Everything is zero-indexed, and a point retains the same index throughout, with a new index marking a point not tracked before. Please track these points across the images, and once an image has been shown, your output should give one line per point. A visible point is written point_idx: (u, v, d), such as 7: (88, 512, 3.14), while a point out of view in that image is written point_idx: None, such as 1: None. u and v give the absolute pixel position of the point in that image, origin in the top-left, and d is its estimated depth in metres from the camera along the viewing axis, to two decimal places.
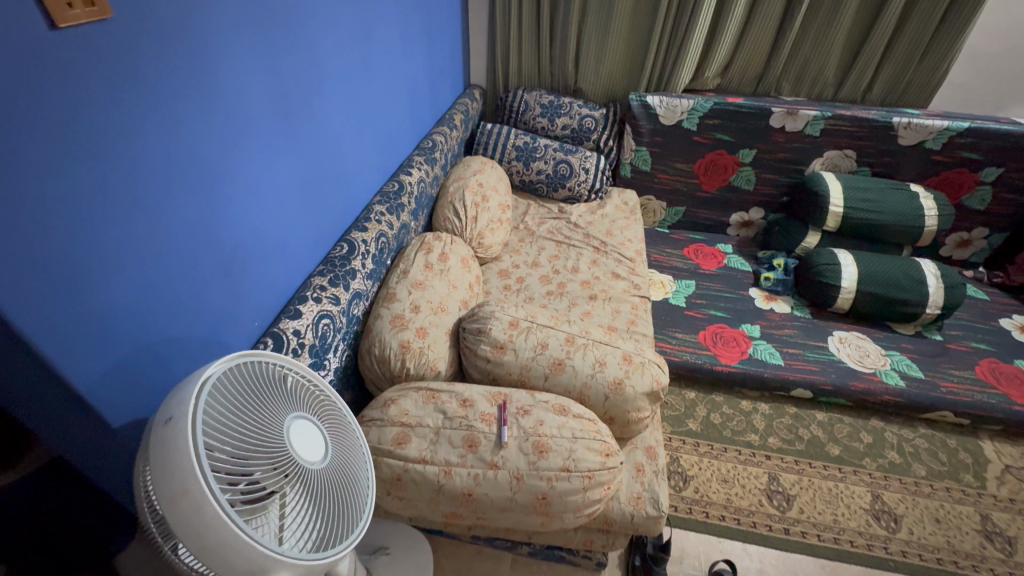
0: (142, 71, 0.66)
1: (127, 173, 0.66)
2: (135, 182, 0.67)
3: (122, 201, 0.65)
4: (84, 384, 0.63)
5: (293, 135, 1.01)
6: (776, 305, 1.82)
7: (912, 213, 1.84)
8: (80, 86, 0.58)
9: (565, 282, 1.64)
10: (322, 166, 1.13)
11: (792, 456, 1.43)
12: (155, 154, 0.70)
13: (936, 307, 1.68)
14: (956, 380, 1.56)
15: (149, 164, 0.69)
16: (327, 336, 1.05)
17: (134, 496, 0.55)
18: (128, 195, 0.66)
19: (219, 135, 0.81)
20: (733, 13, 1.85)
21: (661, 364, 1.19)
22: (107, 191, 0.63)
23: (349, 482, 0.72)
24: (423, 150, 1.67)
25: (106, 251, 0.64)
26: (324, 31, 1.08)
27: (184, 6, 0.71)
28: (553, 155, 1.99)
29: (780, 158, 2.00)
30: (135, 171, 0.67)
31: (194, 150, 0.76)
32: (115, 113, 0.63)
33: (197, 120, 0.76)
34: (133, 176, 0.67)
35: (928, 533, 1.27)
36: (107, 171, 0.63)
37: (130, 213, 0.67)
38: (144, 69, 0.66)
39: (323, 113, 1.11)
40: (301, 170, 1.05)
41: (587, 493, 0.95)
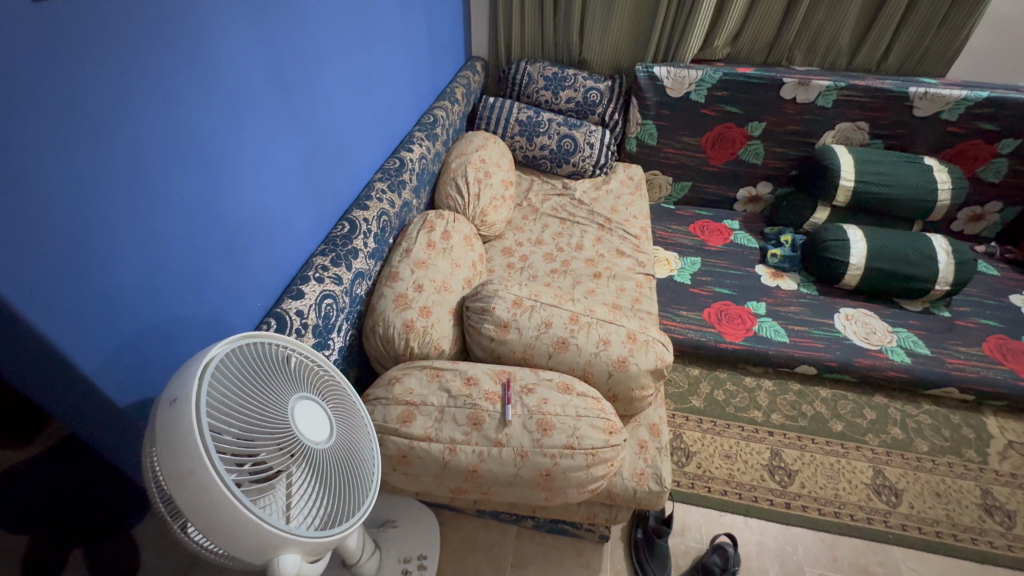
0: (136, 45, 0.64)
1: (124, 152, 0.64)
2: (133, 162, 0.65)
3: (119, 181, 0.64)
4: (90, 364, 0.63)
5: (292, 113, 0.99)
6: (783, 282, 1.81)
7: (925, 187, 1.80)
8: (73, 62, 0.56)
9: (569, 260, 1.63)
10: (322, 143, 1.11)
11: (795, 432, 1.44)
12: (153, 133, 0.68)
13: (946, 283, 1.66)
14: (962, 356, 1.55)
15: (148, 143, 0.67)
16: (331, 316, 1.05)
17: (142, 476, 0.56)
18: (127, 176, 0.65)
19: (217, 113, 0.79)
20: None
21: (665, 342, 1.19)
22: (105, 171, 0.62)
23: (355, 461, 0.73)
24: (424, 125, 1.63)
25: (107, 234, 0.63)
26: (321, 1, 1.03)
27: None
28: (557, 129, 1.95)
29: (790, 130, 1.94)
30: (133, 151, 0.65)
31: (192, 128, 0.74)
32: (111, 91, 0.61)
33: (195, 97, 0.74)
34: (131, 156, 0.65)
35: (929, 507, 1.28)
36: (104, 151, 0.61)
37: (129, 193, 0.65)
38: (138, 43, 0.64)
39: (322, 88, 1.07)
40: (301, 148, 1.03)
41: (590, 469, 0.96)
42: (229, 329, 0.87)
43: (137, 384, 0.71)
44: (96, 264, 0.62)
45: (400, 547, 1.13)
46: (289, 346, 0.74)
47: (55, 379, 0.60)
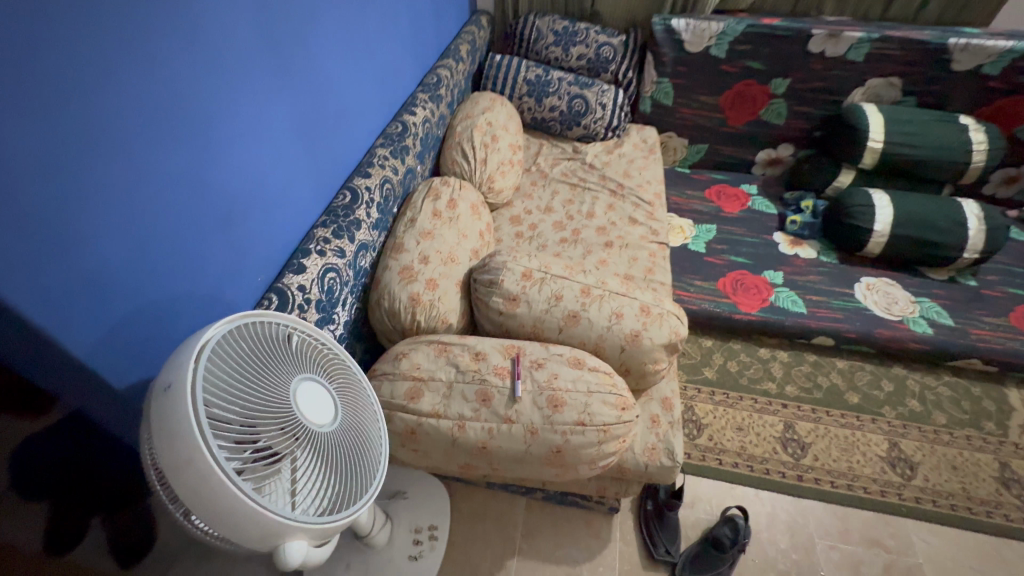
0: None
1: (106, 119, 0.59)
2: (117, 130, 0.60)
3: (103, 152, 0.59)
4: (82, 348, 0.60)
5: (287, 75, 0.92)
6: (802, 250, 1.74)
7: (958, 149, 1.69)
8: (38, 21, 0.50)
9: (580, 228, 1.57)
10: (321, 107, 1.04)
11: (809, 404, 1.41)
12: (138, 98, 0.63)
13: (975, 251, 1.59)
14: (986, 327, 1.49)
15: (132, 109, 0.62)
16: (335, 291, 1.01)
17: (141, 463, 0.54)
18: (111, 146, 0.60)
19: (207, 75, 0.73)
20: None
21: (680, 315, 1.15)
22: (85, 140, 0.57)
23: (362, 443, 0.71)
24: (427, 86, 1.55)
25: (92, 211, 0.59)
26: None
27: None
28: (568, 89, 1.85)
29: (816, 88, 1.82)
30: (115, 117, 0.60)
31: (179, 92, 0.69)
32: (86, 51, 0.56)
33: (180, 57, 0.68)
34: (114, 124, 0.60)
35: (944, 480, 1.26)
36: (83, 117, 0.56)
37: (114, 165, 0.61)
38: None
39: (317, 46, 1.00)
40: (297, 113, 0.96)
41: (602, 446, 0.95)
42: (228, 306, 0.84)
43: (134, 365, 0.69)
44: (85, 241, 0.58)
45: (410, 517, 1.14)
46: (291, 324, 0.71)
47: (48, 363, 0.58)
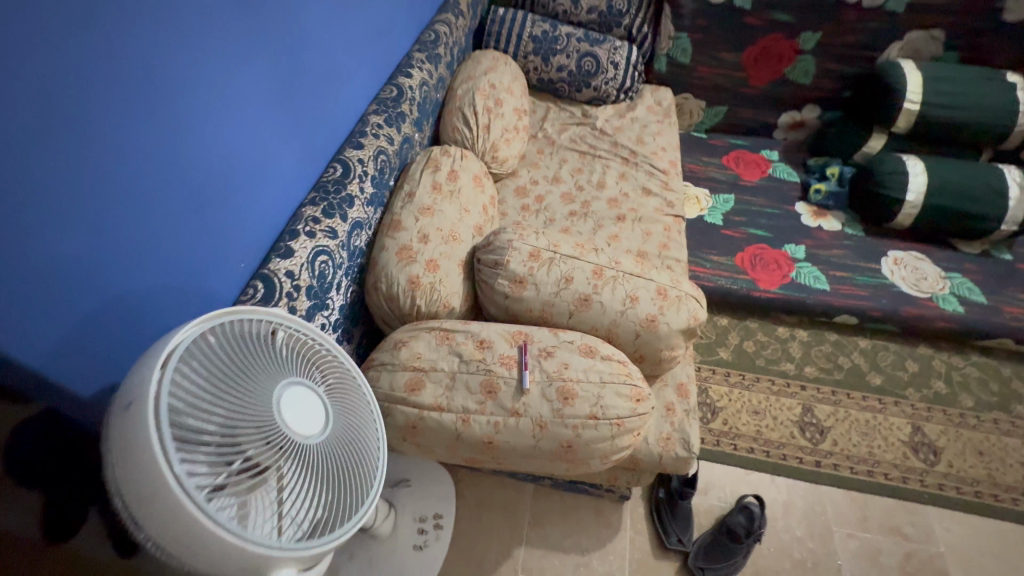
0: None
1: (35, 85, 0.50)
2: (52, 99, 0.52)
3: (34, 124, 0.50)
4: (31, 355, 0.54)
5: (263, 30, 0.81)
6: (825, 222, 1.63)
7: (1003, 110, 1.56)
8: None
9: (590, 200, 1.47)
10: (305, 69, 0.93)
11: (829, 386, 1.35)
12: (76, 59, 0.53)
13: (1014, 223, 1.48)
14: (1020, 305, 1.41)
15: (69, 73, 0.53)
16: (327, 275, 0.94)
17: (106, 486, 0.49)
18: (44, 118, 0.51)
19: (163, 31, 0.63)
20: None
21: (699, 297, 1.07)
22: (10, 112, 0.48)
23: (356, 448, 0.65)
24: (424, 44, 1.41)
25: (26, 202, 0.51)
26: None
27: None
28: (577, 46, 1.70)
29: (849, 42, 1.67)
30: (48, 84, 0.51)
31: (131, 52, 0.59)
32: (3, 1, 0.46)
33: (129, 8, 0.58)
34: (46, 90, 0.51)
35: (970, 466, 1.21)
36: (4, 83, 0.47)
37: (50, 141, 0.52)
38: None
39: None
40: (277, 75, 0.86)
41: (615, 440, 0.89)
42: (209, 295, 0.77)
43: (102, 368, 0.62)
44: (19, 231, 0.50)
45: (415, 504, 1.11)
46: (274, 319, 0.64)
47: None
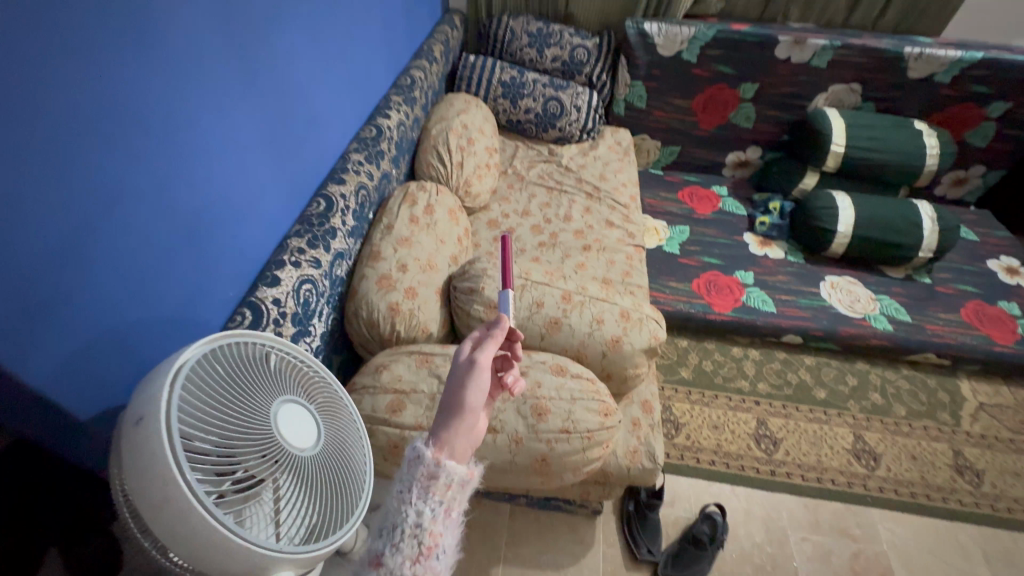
0: (81, 62, 0.56)
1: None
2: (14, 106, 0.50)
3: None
4: (40, 377, 0.55)
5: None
6: (771, 251, 1.78)
7: (916, 153, 1.76)
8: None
9: (557, 232, 1.58)
10: (267, 49, 0.90)
11: (780, 401, 1.46)
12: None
13: (929, 251, 1.66)
14: (941, 323, 1.57)
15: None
16: (312, 303, 0.99)
17: (136, 483, 0.48)
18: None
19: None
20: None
21: (659, 319, 1.17)
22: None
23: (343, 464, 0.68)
24: (401, 88, 1.52)
25: (62, 240, 0.56)
26: None
27: None
28: (543, 91, 1.86)
29: (784, 92, 1.87)
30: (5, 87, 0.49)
31: (40, 21, 0.51)
32: (71, 79, 0.55)
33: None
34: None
35: (905, 469, 1.34)
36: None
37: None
38: (86, 60, 0.57)
39: (276, 36, 0.93)
40: (240, 55, 0.83)
41: (586, 452, 0.95)
42: (197, 308, 0.79)
43: (79, 388, 0.60)
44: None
45: None
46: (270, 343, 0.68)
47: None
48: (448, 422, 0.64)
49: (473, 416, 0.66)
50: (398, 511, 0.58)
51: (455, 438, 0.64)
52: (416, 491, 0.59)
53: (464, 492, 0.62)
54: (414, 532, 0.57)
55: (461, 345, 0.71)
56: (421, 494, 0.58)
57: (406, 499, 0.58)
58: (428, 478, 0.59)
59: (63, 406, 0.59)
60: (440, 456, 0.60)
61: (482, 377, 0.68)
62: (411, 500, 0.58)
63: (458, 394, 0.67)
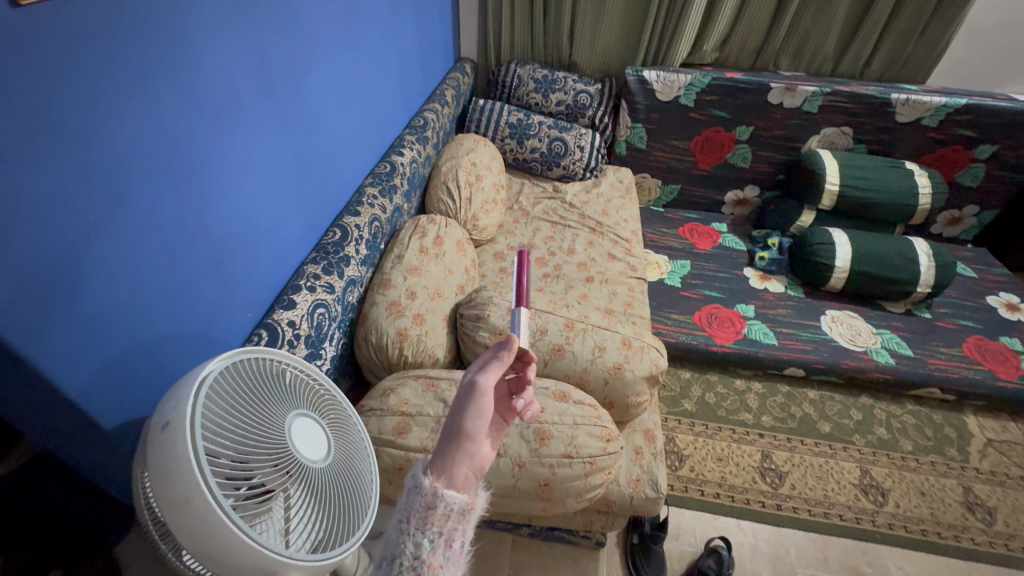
0: (136, 98, 0.62)
1: (28, 111, 0.50)
2: (91, 141, 0.57)
3: (46, 155, 0.52)
4: (75, 386, 0.58)
5: (248, 14, 0.82)
6: (771, 285, 1.81)
7: (908, 193, 1.82)
8: (73, 86, 0.54)
9: (561, 264, 1.63)
10: (294, 91, 0.98)
11: (784, 434, 1.46)
12: (74, 80, 0.54)
13: (927, 286, 1.69)
14: (944, 357, 1.58)
15: (58, 86, 0.52)
16: (324, 326, 1.03)
17: (159, 484, 0.51)
18: (44, 145, 0.52)
19: (150, 35, 0.64)
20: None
21: (660, 347, 1.20)
22: (26, 145, 0.50)
23: (351, 479, 0.70)
24: (414, 128, 1.61)
25: (108, 257, 0.61)
26: (320, 23, 1.05)
27: (194, 33, 0.71)
28: (548, 132, 1.96)
29: (779, 135, 1.96)
30: (84, 125, 0.56)
31: (115, 71, 0.59)
32: (128, 113, 0.62)
33: (107, 20, 0.57)
34: (69, 124, 0.54)
35: (914, 506, 1.32)
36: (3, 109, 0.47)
37: (56, 174, 0.53)
38: (141, 97, 0.63)
39: (306, 79, 1.02)
40: (273, 98, 0.92)
41: (588, 478, 0.96)
42: (216, 326, 0.83)
43: (109, 398, 0.63)
44: (21, 258, 0.51)
45: None
46: (285, 360, 0.71)
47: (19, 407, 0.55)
48: (449, 449, 0.65)
49: (475, 443, 0.66)
50: (399, 542, 0.58)
51: (455, 465, 0.64)
52: (414, 522, 0.59)
53: (465, 522, 0.62)
54: (413, 564, 0.57)
55: (466, 371, 0.71)
56: (420, 525, 0.59)
57: (406, 528, 0.59)
58: (426, 508, 0.59)
59: (94, 416, 0.61)
60: (438, 483, 0.61)
61: (485, 404, 0.68)
62: (411, 530, 0.58)
63: (460, 421, 0.67)
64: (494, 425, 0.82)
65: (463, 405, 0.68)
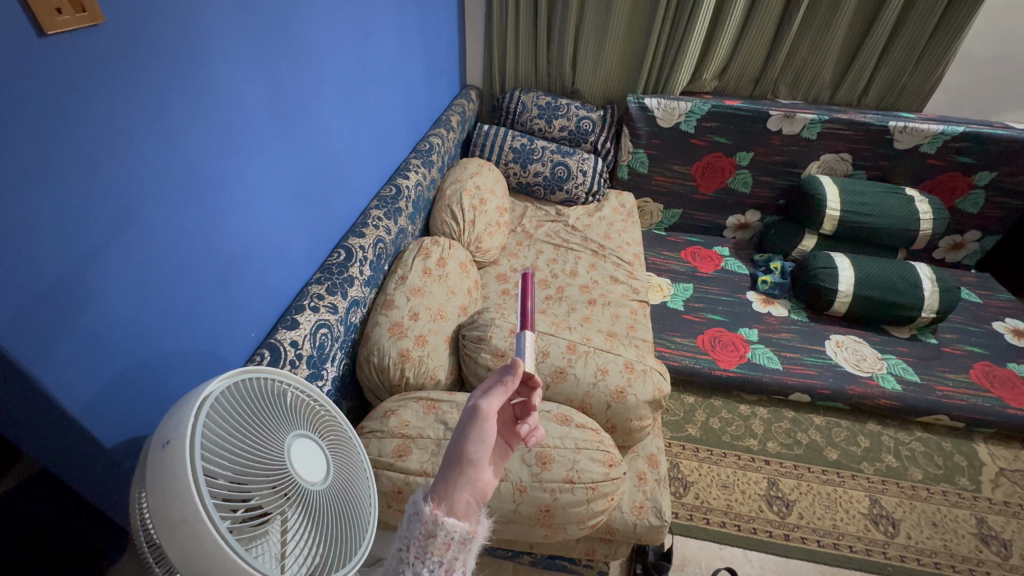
0: (145, 122, 0.64)
1: (40, 135, 0.52)
2: (100, 164, 0.59)
3: (56, 176, 0.54)
4: (76, 403, 0.58)
5: (260, 36, 0.86)
6: (774, 309, 1.81)
7: (909, 218, 1.83)
8: (83, 110, 0.56)
9: (564, 286, 1.64)
10: (302, 115, 1.01)
11: (791, 461, 1.44)
12: (84, 105, 0.56)
13: (932, 311, 1.68)
14: (952, 383, 1.56)
15: (70, 110, 0.54)
16: (326, 346, 1.03)
17: (157, 506, 0.51)
18: (54, 167, 0.53)
19: (162, 65, 0.66)
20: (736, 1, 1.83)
21: (662, 371, 1.19)
22: (36, 168, 0.52)
23: (350, 503, 0.69)
24: (420, 152, 1.65)
25: (113, 276, 0.62)
26: (330, 52, 1.09)
27: (205, 59, 0.74)
28: (551, 157, 1.99)
29: (778, 160, 1.98)
30: (94, 149, 0.58)
31: (126, 95, 0.61)
32: (137, 136, 0.63)
33: (121, 51, 0.60)
34: (80, 146, 0.56)
35: (926, 537, 1.28)
36: (15, 134, 0.49)
37: (64, 195, 0.55)
38: (149, 121, 0.65)
39: (314, 105, 1.05)
40: (283, 122, 0.95)
41: (591, 503, 0.94)
42: (219, 345, 0.83)
43: (111, 415, 0.63)
44: (28, 276, 0.52)
45: None
46: (288, 381, 0.71)
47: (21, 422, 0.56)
48: (450, 475, 0.64)
49: (476, 469, 0.65)
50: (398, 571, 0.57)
51: (456, 492, 0.63)
52: (414, 550, 0.58)
53: (465, 551, 0.60)
54: None
55: (470, 396, 0.71)
56: (420, 553, 0.57)
57: (406, 557, 0.58)
58: (426, 537, 0.58)
59: (92, 434, 0.61)
60: (439, 510, 0.60)
61: (488, 430, 0.68)
62: (410, 559, 0.57)
63: (462, 447, 0.66)
64: (498, 451, 0.82)
65: (465, 430, 0.67)
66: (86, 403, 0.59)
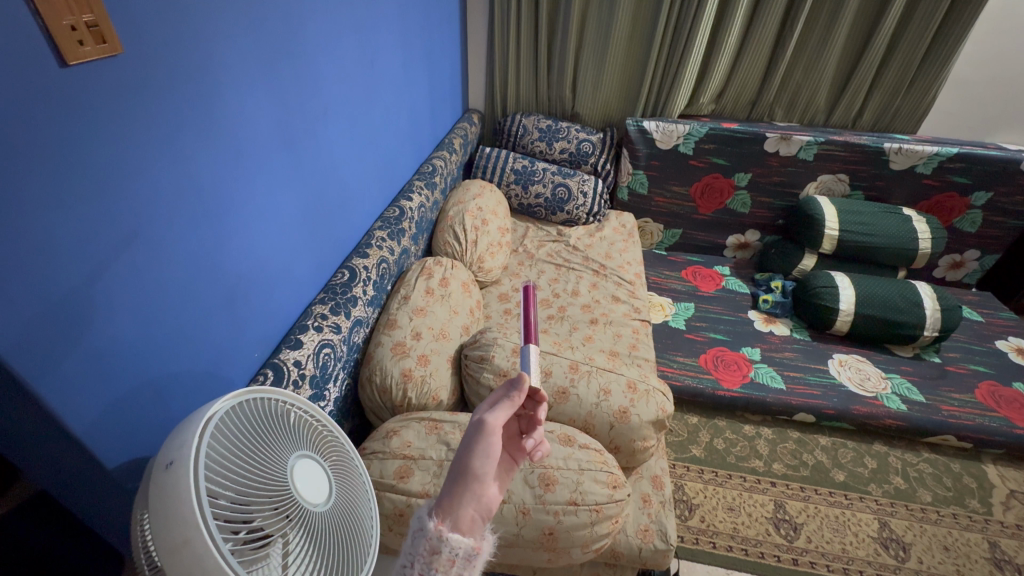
0: (153, 145, 0.66)
1: (55, 158, 0.54)
2: (108, 185, 0.60)
3: (68, 198, 0.55)
4: (80, 424, 0.58)
5: (272, 66, 0.90)
6: (776, 328, 1.81)
7: (908, 237, 1.84)
8: (94, 133, 0.58)
9: (565, 306, 1.64)
10: (310, 139, 1.04)
11: (798, 482, 1.42)
12: (96, 128, 0.58)
13: (935, 330, 1.67)
14: (957, 404, 1.54)
15: (82, 134, 0.56)
16: (328, 367, 1.03)
17: (157, 528, 0.50)
18: (64, 188, 0.55)
19: (172, 90, 0.69)
20: (731, 28, 1.89)
21: (665, 391, 1.18)
22: (50, 191, 0.53)
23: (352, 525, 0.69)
24: (423, 175, 1.68)
25: (119, 294, 0.63)
26: (335, 78, 1.13)
27: (213, 85, 0.77)
28: (552, 178, 2.02)
29: (776, 181, 2.01)
30: (103, 172, 0.59)
31: (135, 119, 0.63)
32: (145, 157, 0.65)
33: (133, 77, 0.62)
34: (91, 170, 0.58)
35: (938, 562, 1.25)
36: (31, 158, 0.51)
37: (75, 217, 0.56)
38: (157, 144, 0.67)
39: (320, 128, 1.08)
40: (290, 145, 0.98)
41: (594, 527, 0.93)
42: (222, 365, 0.84)
43: (114, 437, 0.63)
44: (34, 294, 0.53)
45: None
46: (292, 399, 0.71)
47: (26, 442, 0.56)
48: (456, 489, 0.64)
49: (481, 483, 0.65)
50: None
51: (462, 506, 0.63)
52: (418, 566, 0.57)
53: (471, 568, 0.60)
54: None
55: (476, 408, 0.70)
56: (424, 569, 0.57)
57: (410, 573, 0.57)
58: (430, 553, 0.58)
59: (95, 455, 0.61)
60: (444, 524, 0.59)
61: (495, 443, 0.68)
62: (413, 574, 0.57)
63: (468, 460, 0.66)
64: (503, 465, 0.81)
65: (472, 445, 0.67)
66: (89, 424, 0.59)
